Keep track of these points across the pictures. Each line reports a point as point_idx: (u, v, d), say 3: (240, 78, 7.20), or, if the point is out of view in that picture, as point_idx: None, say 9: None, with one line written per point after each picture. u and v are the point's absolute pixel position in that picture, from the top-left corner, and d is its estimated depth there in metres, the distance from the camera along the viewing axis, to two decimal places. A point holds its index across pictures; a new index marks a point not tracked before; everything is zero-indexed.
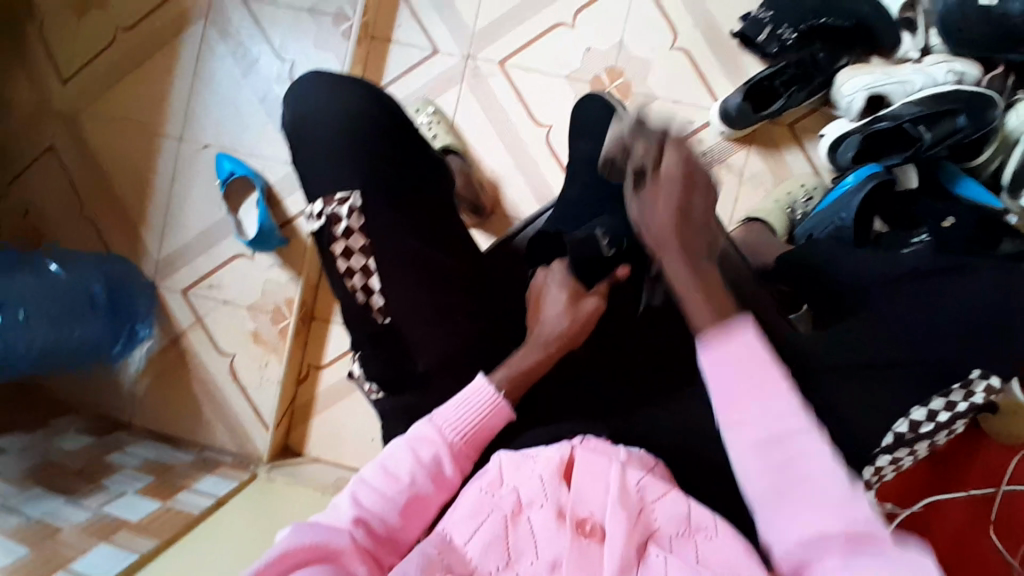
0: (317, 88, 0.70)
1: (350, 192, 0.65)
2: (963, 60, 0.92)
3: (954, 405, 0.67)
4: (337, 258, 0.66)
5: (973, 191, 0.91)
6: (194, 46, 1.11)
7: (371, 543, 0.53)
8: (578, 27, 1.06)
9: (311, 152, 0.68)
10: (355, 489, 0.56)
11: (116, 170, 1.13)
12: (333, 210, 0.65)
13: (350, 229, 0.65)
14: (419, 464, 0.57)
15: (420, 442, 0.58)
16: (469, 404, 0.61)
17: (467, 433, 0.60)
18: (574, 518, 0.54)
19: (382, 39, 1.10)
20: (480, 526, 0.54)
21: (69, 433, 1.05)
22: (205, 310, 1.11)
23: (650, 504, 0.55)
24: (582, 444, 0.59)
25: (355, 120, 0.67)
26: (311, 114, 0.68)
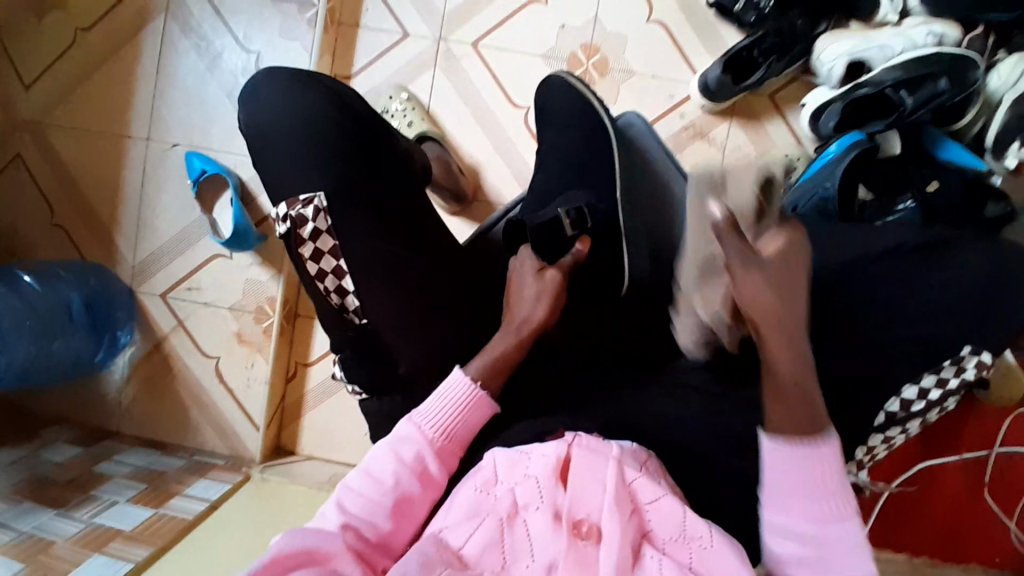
0: (276, 83, 0.67)
1: (314, 194, 0.64)
2: (944, 21, 0.90)
3: (946, 381, 0.67)
4: (306, 262, 0.65)
5: (957, 155, 0.90)
6: (156, 43, 1.07)
7: (363, 547, 0.53)
8: (550, 4, 1.04)
9: (276, 154, 0.65)
10: (339, 495, 0.56)
11: (86, 175, 1.10)
12: (298, 212, 0.64)
13: (317, 230, 0.64)
14: (401, 464, 0.57)
15: (402, 442, 0.58)
16: (449, 398, 0.60)
17: (450, 430, 0.59)
18: (570, 519, 0.53)
19: (351, 26, 1.07)
20: (475, 530, 0.54)
21: (57, 445, 1.04)
22: (185, 313, 1.09)
23: (643, 506, 0.55)
24: (576, 441, 0.58)
25: (316, 118, 0.65)
26: (273, 114, 0.66)
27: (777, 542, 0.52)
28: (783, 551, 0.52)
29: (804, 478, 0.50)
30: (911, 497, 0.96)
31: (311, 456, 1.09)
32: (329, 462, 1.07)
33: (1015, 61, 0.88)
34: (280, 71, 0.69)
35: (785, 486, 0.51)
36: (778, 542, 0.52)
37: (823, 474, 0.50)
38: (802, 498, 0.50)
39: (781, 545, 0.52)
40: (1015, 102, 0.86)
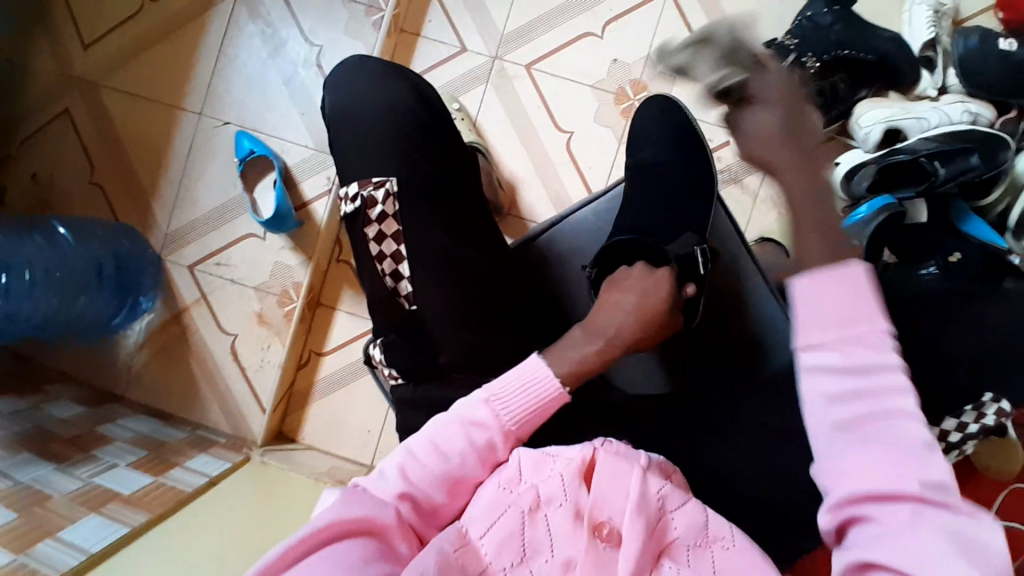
0: (360, 71, 0.76)
1: (387, 179, 0.71)
2: (979, 101, 0.95)
3: (966, 424, 0.82)
4: (370, 241, 0.70)
5: (980, 230, 0.91)
6: (223, 24, 1.10)
7: (415, 519, 0.55)
8: (606, 38, 1.08)
9: (353, 141, 0.73)
10: (404, 462, 0.56)
11: (132, 140, 1.12)
12: (370, 193, 0.70)
13: (384, 213, 0.70)
14: (471, 447, 0.57)
15: (478, 428, 0.57)
16: (534, 389, 0.59)
17: (525, 421, 0.58)
18: (592, 520, 0.54)
19: (412, 33, 1.11)
20: (497, 520, 0.54)
21: (61, 401, 1.03)
22: (211, 287, 1.10)
23: (669, 513, 0.56)
24: (603, 446, 0.58)
25: (390, 112, 0.73)
26: (354, 102, 0.74)
27: (812, 383, 0.47)
28: (818, 391, 0.47)
29: (836, 324, 0.46)
30: None
31: (312, 446, 1.09)
32: (330, 454, 1.07)
33: None
34: (366, 63, 0.77)
35: (818, 314, 0.47)
36: (814, 383, 0.47)
37: (852, 290, 0.46)
38: (837, 319, 0.46)
39: (819, 382, 0.47)
40: None
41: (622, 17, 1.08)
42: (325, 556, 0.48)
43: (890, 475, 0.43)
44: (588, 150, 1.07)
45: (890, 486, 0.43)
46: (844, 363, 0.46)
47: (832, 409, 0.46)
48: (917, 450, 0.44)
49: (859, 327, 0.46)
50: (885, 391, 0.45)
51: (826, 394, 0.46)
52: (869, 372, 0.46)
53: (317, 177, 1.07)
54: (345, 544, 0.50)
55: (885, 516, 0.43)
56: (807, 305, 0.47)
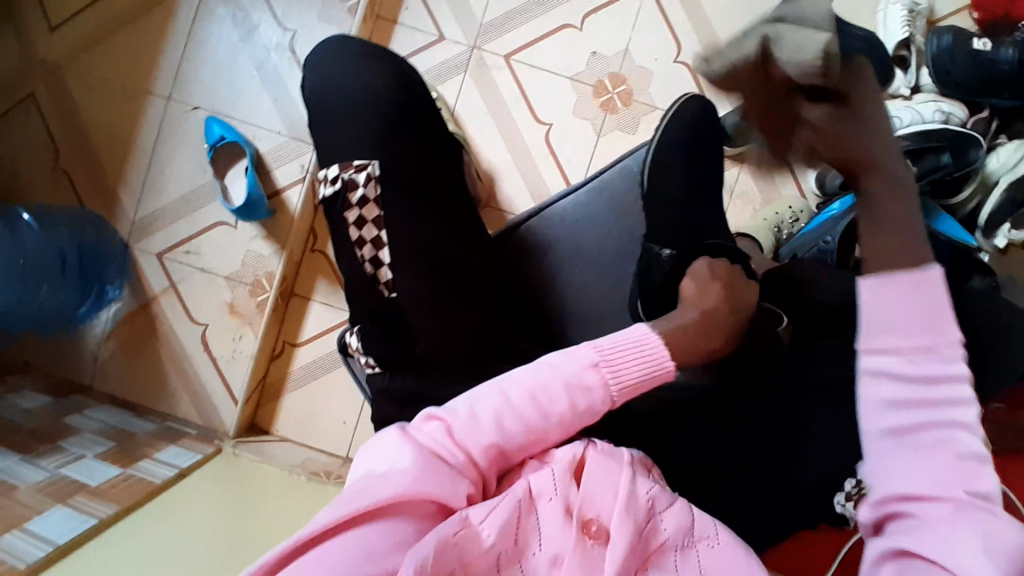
0: (340, 51, 0.79)
1: (368, 162, 0.75)
2: (951, 101, 0.97)
3: None
4: (350, 225, 0.74)
5: (950, 228, 0.95)
6: (193, 6, 1.08)
7: (489, 470, 0.56)
8: (585, 30, 1.07)
9: (340, 132, 0.76)
10: (501, 409, 0.56)
11: (98, 125, 1.09)
12: (351, 176, 0.74)
13: (365, 197, 0.74)
14: (572, 408, 0.57)
15: (584, 390, 0.57)
16: (649, 363, 0.60)
17: (632, 386, 0.59)
18: (580, 517, 0.54)
19: (389, 20, 1.09)
20: (496, 507, 0.53)
21: (25, 393, 1.00)
22: (180, 276, 1.08)
23: (658, 515, 0.55)
24: (594, 445, 0.57)
25: (371, 93, 0.77)
26: (335, 89, 0.77)
27: (871, 385, 0.45)
28: (881, 393, 0.45)
29: (909, 337, 0.44)
30: None
31: (286, 438, 1.07)
32: (304, 447, 1.06)
33: (1015, 146, 0.96)
34: (346, 44, 0.80)
35: (891, 313, 0.44)
36: (873, 384, 0.45)
37: (937, 299, 0.44)
38: (911, 323, 0.44)
39: (880, 387, 0.45)
40: (1010, 185, 0.94)
41: (601, 9, 1.07)
42: (372, 529, 0.50)
43: (935, 487, 0.43)
44: (566, 143, 1.07)
45: (945, 529, 0.42)
46: (913, 370, 0.44)
47: (888, 413, 0.45)
48: (969, 462, 0.44)
49: (928, 342, 0.44)
50: (952, 405, 0.44)
51: (888, 401, 0.45)
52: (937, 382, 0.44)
53: (290, 165, 1.05)
54: (394, 521, 0.51)
55: (931, 520, 0.43)
56: (874, 300, 0.45)
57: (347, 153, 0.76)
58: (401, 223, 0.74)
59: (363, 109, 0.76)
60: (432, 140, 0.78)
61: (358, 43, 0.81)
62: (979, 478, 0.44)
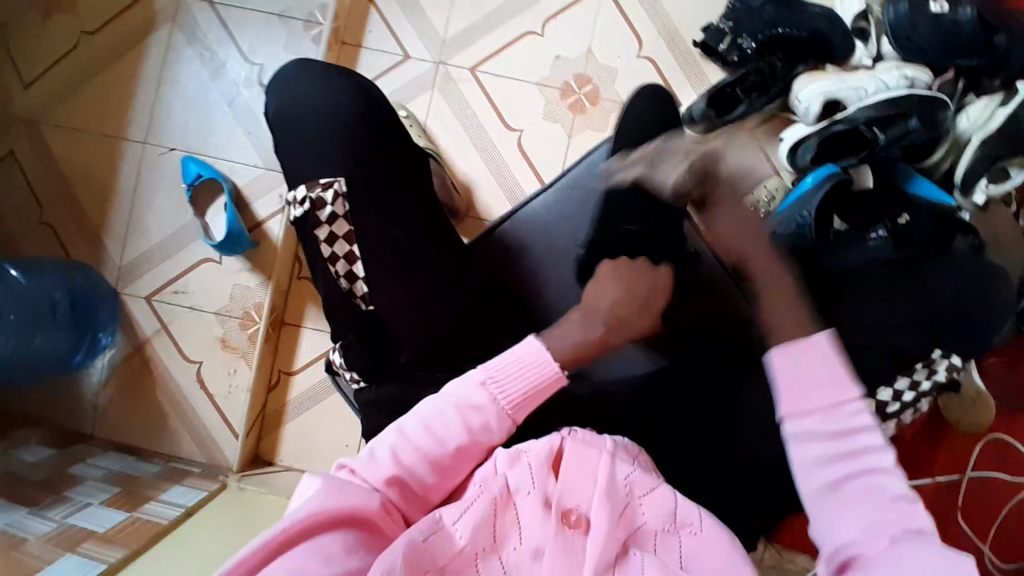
0: (302, 78, 0.81)
1: (336, 179, 0.76)
2: (916, 65, 0.98)
3: (920, 382, 0.82)
4: (322, 244, 0.75)
5: (927, 190, 0.96)
6: (161, 50, 1.10)
7: (401, 502, 0.57)
8: (546, 35, 1.09)
9: (309, 155, 0.77)
10: (396, 442, 0.59)
11: (78, 175, 1.11)
12: (318, 195, 0.75)
13: (334, 213, 0.75)
14: (465, 429, 0.60)
15: (474, 410, 0.60)
16: (531, 375, 0.62)
17: (519, 403, 0.61)
18: (560, 508, 0.57)
19: (354, 44, 1.11)
20: (471, 506, 0.56)
21: (29, 445, 1.01)
22: (170, 316, 1.09)
23: (638, 500, 0.59)
24: (571, 435, 0.61)
25: (337, 113, 0.78)
26: (300, 113, 0.79)
27: (798, 448, 0.55)
28: (810, 455, 0.54)
29: (820, 401, 0.55)
30: None
31: (289, 467, 1.07)
32: (308, 474, 1.06)
33: (983, 103, 0.96)
34: (308, 69, 0.82)
35: (801, 385, 0.56)
36: (802, 448, 0.55)
37: (829, 363, 0.56)
38: (814, 384, 0.55)
39: (805, 449, 0.55)
40: (983, 142, 0.94)
41: (560, 13, 1.09)
42: (302, 548, 0.48)
43: (870, 525, 0.50)
44: (538, 146, 1.08)
45: (877, 546, 0.49)
46: (826, 427, 0.54)
47: (823, 471, 0.53)
48: (894, 499, 0.51)
49: (838, 401, 0.54)
50: (864, 452, 0.53)
51: (818, 457, 0.54)
52: (851, 435, 0.54)
53: (269, 196, 1.07)
54: (324, 537, 0.50)
55: (875, 553, 0.49)
56: (785, 378, 0.57)
57: (317, 173, 0.77)
58: (376, 239, 0.75)
59: (329, 128, 0.78)
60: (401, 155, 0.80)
61: (319, 68, 0.83)
62: (912, 514, 0.50)
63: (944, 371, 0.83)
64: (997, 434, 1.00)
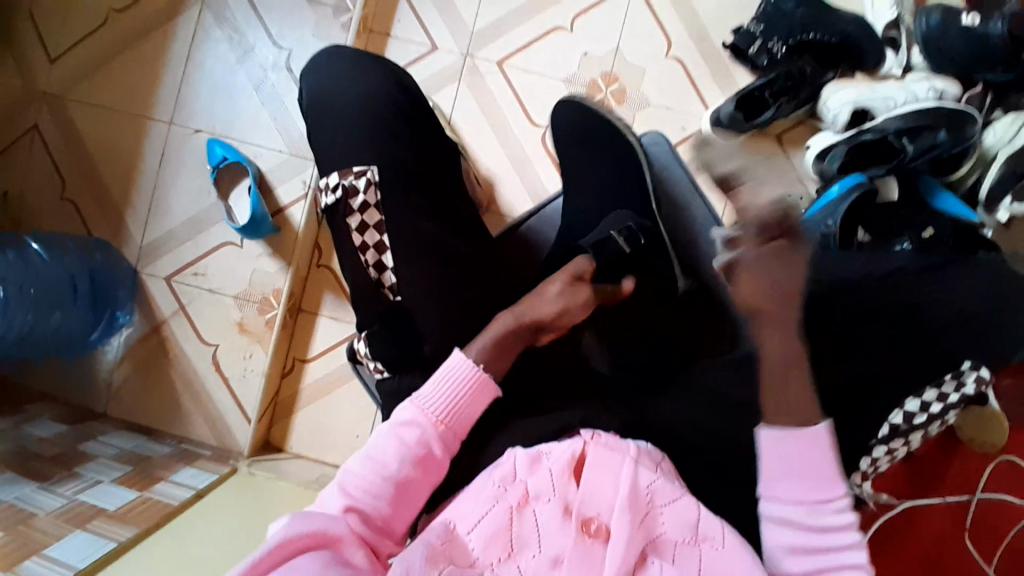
0: (336, 70, 0.81)
1: (368, 167, 0.76)
2: (945, 77, 0.97)
3: (947, 395, 0.78)
4: (352, 231, 0.76)
5: (950, 205, 0.96)
6: (189, 31, 1.10)
7: (366, 531, 0.58)
8: (576, 32, 1.08)
9: (339, 143, 0.78)
10: (342, 478, 0.60)
11: (101, 154, 1.11)
12: (351, 182, 0.76)
13: (365, 202, 0.76)
14: (404, 446, 0.61)
15: (406, 428, 0.62)
16: (452, 388, 0.64)
17: (450, 415, 0.63)
18: (581, 514, 0.59)
19: (382, 34, 1.11)
20: (487, 513, 0.60)
21: (42, 420, 1.01)
22: (189, 298, 1.09)
23: (659, 508, 0.61)
24: (593, 440, 0.63)
25: (370, 103, 0.79)
26: (334, 102, 0.80)
27: (774, 530, 0.59)
28: (781, 539, 0.58)
29: (802, 494, 0.58)
30: (898, 530, 1.01)
31: (299, 455, 1.07)
32: (318, 463, 1.06)
33: (1011, 120, 0.95)
34: (343, 56, 0.83)
35: (782, 468, 0.58)
36: (775, 531, 0.59)
37: (817, 457, 0.58)
38: (797, 484, 0.58)
39: (779, 531, 0.58)
40: (1009, 157, 0.93)
41: (590, 10, 1.08)
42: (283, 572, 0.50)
43: None
44: None
45: None
46: (808, 520, 0.57)
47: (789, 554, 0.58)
48: None
49: (815, 498, 0.57)
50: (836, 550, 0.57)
51: (787, 545, 0.58)
52: (828, 531, 0.57)
53: (292, 182, 1.06)
54: (302, 558, 0.51)
55: None
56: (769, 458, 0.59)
57: (347, 159, 0.77)
58: (403, 228, 0.75)
59: (361, 116, 0.78)
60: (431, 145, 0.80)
61: (353, 55, 0.83)
62: None
63: (972, 384, 0.79)
64: (1011, 456, 0.99)
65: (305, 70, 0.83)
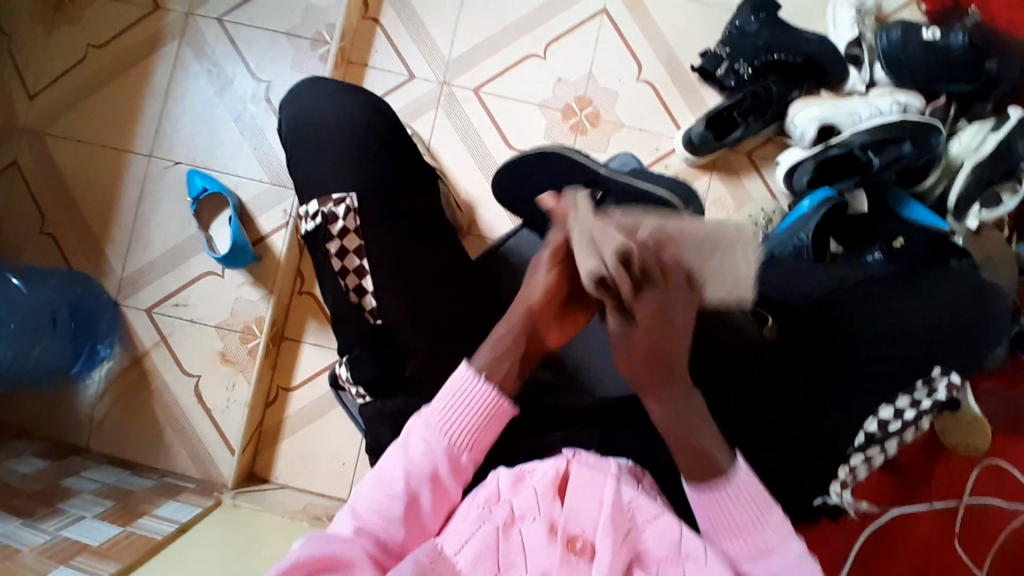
0: (314, 100, 0.83)
1: (347, 195, 0.78)
2: (907, 92, 1.01)
3: (920, 400, 0.79)
4: (332, 257, 0.77)
5: (920, 214, 0.99)
6: (168, 66, 1.11)
7: (379, 553, 0.60)
8: (548, 58, 1.11)
9: (319, 170, 0.80)
10: (355, 502, 0.62)
11: (81, 188, 1.11)
12: (330, 209, 0.77)
13: (345, 228, 0.77)
14: (417, 472, 0.63)
15: (420, 454, 0.64)
16: (467, 414, 0.65)
17: (464, 443, 0.65)
18: (565, 533, 0.60)
19: (360, 64, 1.13)
20: (472, 536, 0.61)
21: (22, 457, 1.00)
22: (169, 329, 1.09)
23: (641, 525, 0.61)
24: (576, 458, 0.64)
25: (349, 130, 0.81)
26: (316, 131, 0.81)
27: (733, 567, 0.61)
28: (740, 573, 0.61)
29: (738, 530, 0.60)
30: (888, 539, 1.01)
31: (285, 485, 1.06)
32: (305, 492, 1.05)
33: (975, 130, 0.99)
34: (322, 87, 0.85)
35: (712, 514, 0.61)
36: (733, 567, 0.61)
37: (742, 497, 0.60)
38: (729, 521, 0.60)
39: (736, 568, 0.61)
40: (976, 165, 0.97)
41: (562, 37, 1.11)
42: None
43: None
44: None
45: None
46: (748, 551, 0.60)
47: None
48: None
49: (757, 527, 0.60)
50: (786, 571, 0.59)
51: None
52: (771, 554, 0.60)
53: (272, 211, 1.07)
54: None
55: None
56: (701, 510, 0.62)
57: (329, 185, 0.79)
58: (384, 253, 0.77)
59: (341, 143, 0.80)
60: (410, 170, 0.82)
61: (334, 84, 0.86)
62: None
63: (944, 391, 0.79)
64: (994, 460, 1.01)
65: (286, 94, 0.86)
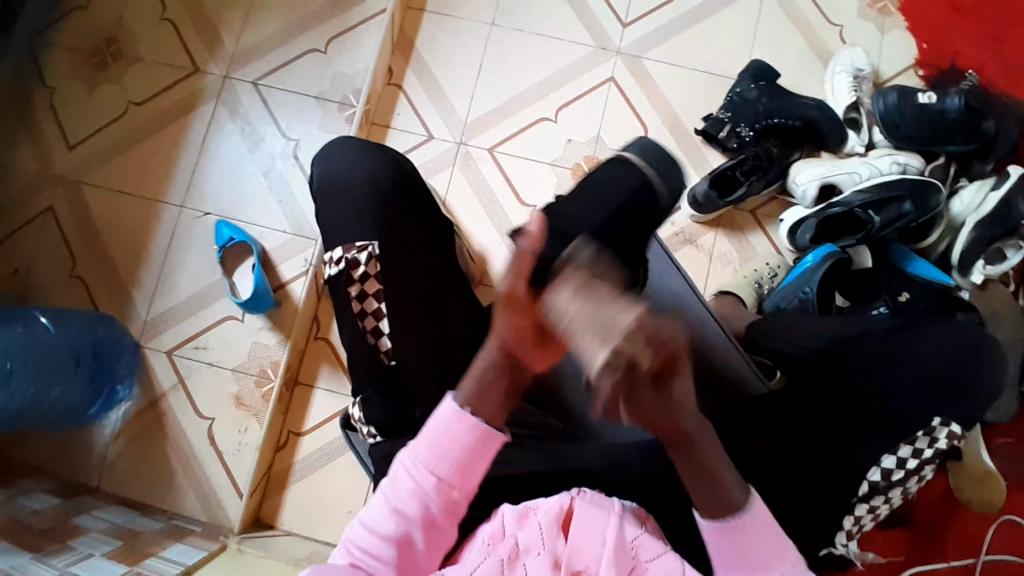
0: (339, 150, 0.89)
1: (369, 243, 0.82)
2: (908, 152, 1.06)
3: (921, 450, 0.78)
4: (352, 300, 0.81)
5: (924, 269, 1.01)
6: (204, 125, 1.19)
7: None
8: (559, 121, 1.18)
9: (340, 213, 0.84)
10: (350, 536, 0.63)
11: (113, 236, 1.17)
12: (353, 255, 0.81)
13: (366, 273, 0.81)
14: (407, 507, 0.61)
15: (408, 488, 0.61)
16: (449, 449, 0.60)
17: (451, 474, 0.61)
18: (569, 568, 0.60)
19: (382, 125, 1.20)
20: (477, 568, 0.61)
21: (36, 494, 1.01)
22: (187, 371, 1.11)
23: (644, 563, 0.61)
24: (580, 495, 0.64)
25: (370, 176, 0.86)
26: (340, 177, 0.86)
27: None
28: None
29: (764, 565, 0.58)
30: None
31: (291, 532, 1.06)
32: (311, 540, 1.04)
33: (975, 188, 1.03)
34: (348, 143, 0.90)
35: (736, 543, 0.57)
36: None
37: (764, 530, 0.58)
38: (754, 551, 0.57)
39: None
40: (978, 222, 1.00)
41: (573, 102, 1.18)
42: None
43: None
44: None
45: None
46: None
47: None
48: None
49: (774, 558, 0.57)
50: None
51: None
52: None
53: (294, 259, 1.12)
54: None
55: None
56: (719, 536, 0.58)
57: (349, 227, 0.83)
58: (399, 291, 0.81)
59: (360, 189, 0.85)
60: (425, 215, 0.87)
61: (362, 141, 0.91)
62: None
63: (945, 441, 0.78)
64: (1010, 516, 0.99)
65: (320, 149, 0.91)
